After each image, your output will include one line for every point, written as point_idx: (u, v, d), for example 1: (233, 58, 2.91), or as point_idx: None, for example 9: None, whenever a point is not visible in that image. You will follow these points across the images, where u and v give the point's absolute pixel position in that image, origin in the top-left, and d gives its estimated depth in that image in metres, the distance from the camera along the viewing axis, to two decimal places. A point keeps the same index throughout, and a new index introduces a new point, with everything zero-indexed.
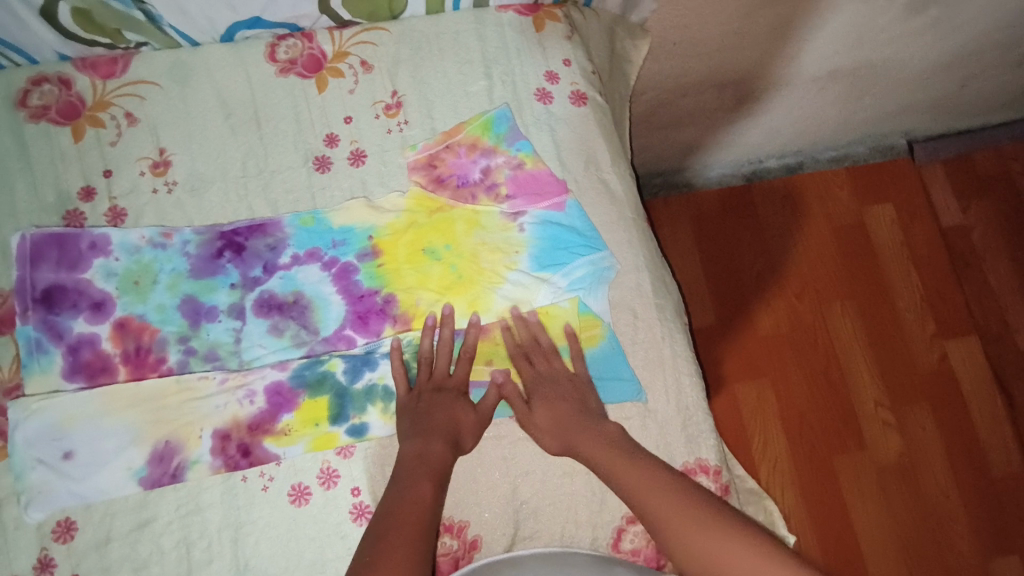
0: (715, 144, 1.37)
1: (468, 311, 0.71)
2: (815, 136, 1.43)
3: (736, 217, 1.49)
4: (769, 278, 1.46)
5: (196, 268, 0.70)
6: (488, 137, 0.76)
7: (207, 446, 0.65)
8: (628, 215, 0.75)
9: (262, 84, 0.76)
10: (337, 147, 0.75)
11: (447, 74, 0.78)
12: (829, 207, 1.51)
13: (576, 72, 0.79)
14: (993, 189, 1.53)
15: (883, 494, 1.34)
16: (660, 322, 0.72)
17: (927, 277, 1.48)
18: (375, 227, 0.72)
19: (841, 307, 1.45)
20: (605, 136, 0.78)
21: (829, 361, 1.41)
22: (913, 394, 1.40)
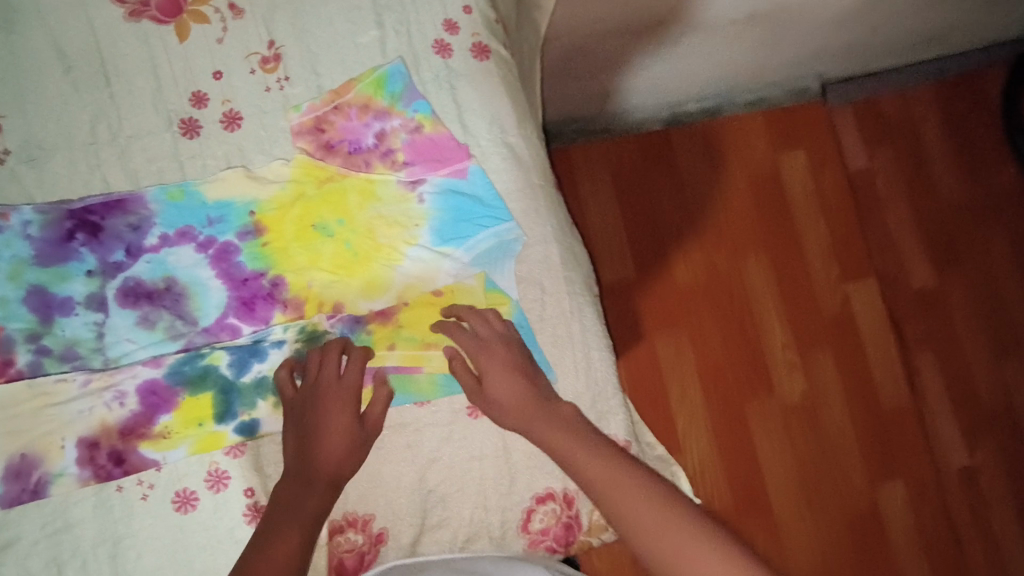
0: (632, 91, 1.33)
1: (366, 291, 0.65)
2: (732, 80, 1.41)
3: (655, 166, 1.48)
4: (684, 225, 1.48)
5: (43, 254, 0.60)
6: (381, 97, 0.68)
7: (72, 458, 0.58)
8: (536, 182, 0.71)
9: (109, 31, 0.64)
10: (206, 108, 0.65)
11: (331, 21, 0.69)
12: (743, 154, 1.52)
13: (477, 21, 0.72)
14: (899, 136, 1.57)
15: (787, 430, 1.43)
16: (569, 296, 0.69)
17: (834, 224, 1.52)
18: (255, 201, 0.64)
19: (754, 254, 1.48)
20: (510, 95, 0.72)
21: (739, 306, 1.46)
22: (817, 337, 1.47)
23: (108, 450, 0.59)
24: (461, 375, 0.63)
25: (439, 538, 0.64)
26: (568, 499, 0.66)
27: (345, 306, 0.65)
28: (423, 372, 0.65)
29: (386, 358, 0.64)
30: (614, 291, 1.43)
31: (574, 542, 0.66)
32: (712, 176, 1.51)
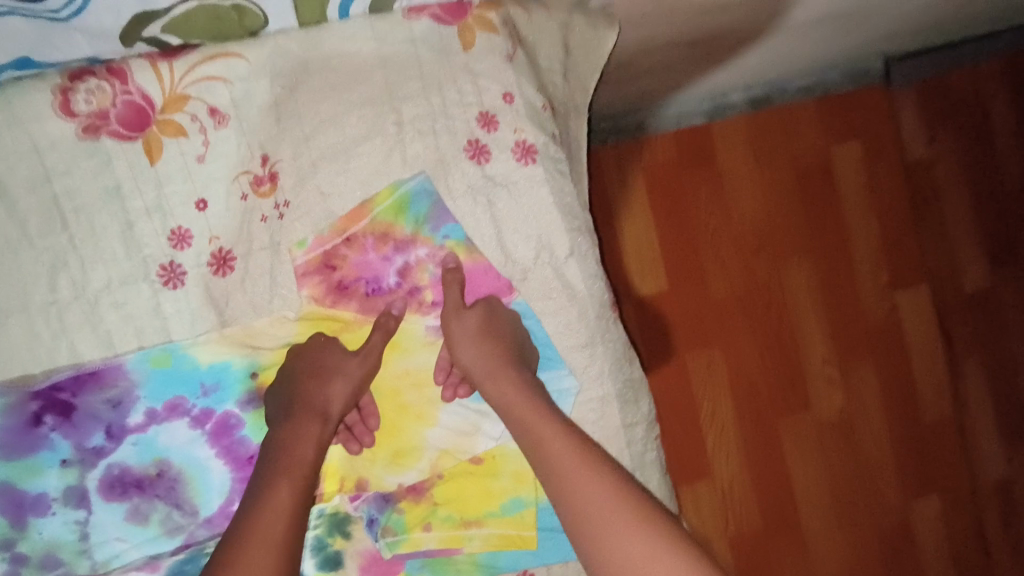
0: (660, 99, 1.07)
1: (393, 463, 0.56)
2: (790, 70, 1.10)
3: (692, 162, 1.15)
4: (724, 226, 1.18)
5: (7, 445, 0.50)
6: (404, 223, 0.56)
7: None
8: (591, 318, 0.58)
9: (59, 155, 0.51)
10: (189, 249, 0.53)
11: (339, 123, 0.55)
12: (796, 130, 1.19)
13: (521, 112, 0.57)
14: (966, 115, 1.22)
15: (818, 473, 1.21)
16: (627, 447, 0.60)
17: (889, 221, 1.23)
18: (257, 361, 0.54)
19: (798, 267, 1.20)
20: (561, 207, 0.58)
21: (783, 321, 1.20)
22: (855, 354, 1.23)
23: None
24: None
25: None
26: None
27: (370, 483, 0.55)
28: (463, 553, 0.56)
29: (422, 540, 0.56)
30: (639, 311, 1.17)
31: None
32: (766, 159, 1.18)
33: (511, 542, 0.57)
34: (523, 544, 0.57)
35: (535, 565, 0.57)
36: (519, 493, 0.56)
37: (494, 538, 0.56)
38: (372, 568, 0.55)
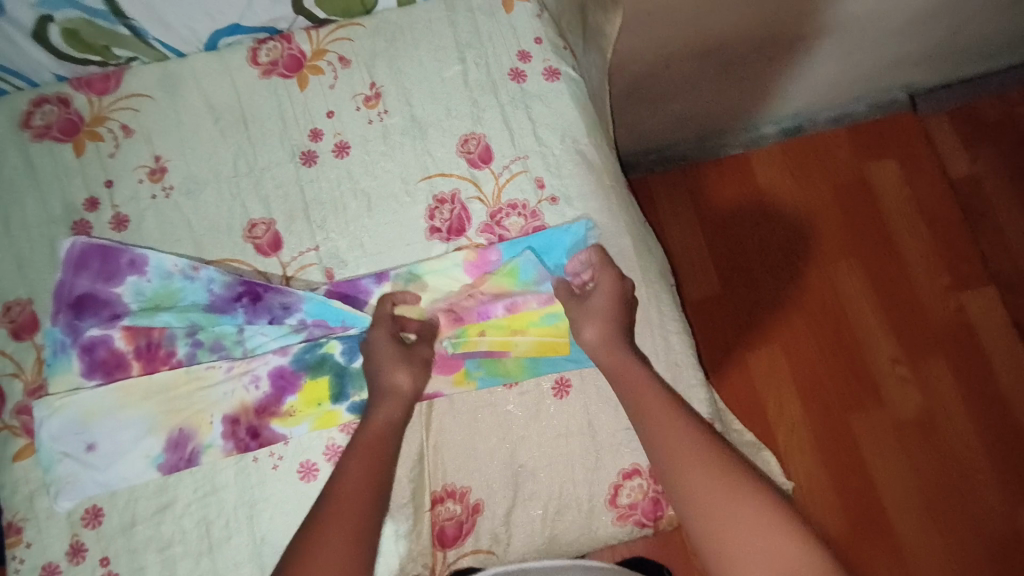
0: (694, 124, 1.35)
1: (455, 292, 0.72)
2: (812, 100, 1.38)
3: (735, 184, 1.44)
4: (772, 243, 1.42)
5: (214, 305, 0.72)
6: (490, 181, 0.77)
7: (217, 433, 0.69)
8: (607, 184, 0.77)
9: (247, 86, 0.79)
10: (321, 141, 0.78)
11: (422, 63, 0.81)
12: (827, 167, 1.45)
13: (547, 49, 0.82)
14: (993, 140, 1.47)
15: (893, 448, 1.30)
16: (644, 284, 0.74)
17: (936, 227, 1.42)
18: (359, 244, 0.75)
19: (847, 265, 1.40)
20: (580, 109, 0.80)
21: (840, 323, 1.37)
22: (911, 335, 1.36)
23: (246, 424, 0.69)
24: None
25: (531, 511, 0.69)
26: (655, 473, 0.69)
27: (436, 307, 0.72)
28: (510, 356, 0.71)
29: (476, 345, 0.71)
30: (702, 310, 1.38)
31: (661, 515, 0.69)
32: (804, 190, 1.44)
33: (548, 348, 0.71)
34: (558, 350, 0.71)
35: (570, 371, 0.71)
36: (552, 308, 0.72)
37: (535, 345, 0.71)
38: (439, 364, 0.71)
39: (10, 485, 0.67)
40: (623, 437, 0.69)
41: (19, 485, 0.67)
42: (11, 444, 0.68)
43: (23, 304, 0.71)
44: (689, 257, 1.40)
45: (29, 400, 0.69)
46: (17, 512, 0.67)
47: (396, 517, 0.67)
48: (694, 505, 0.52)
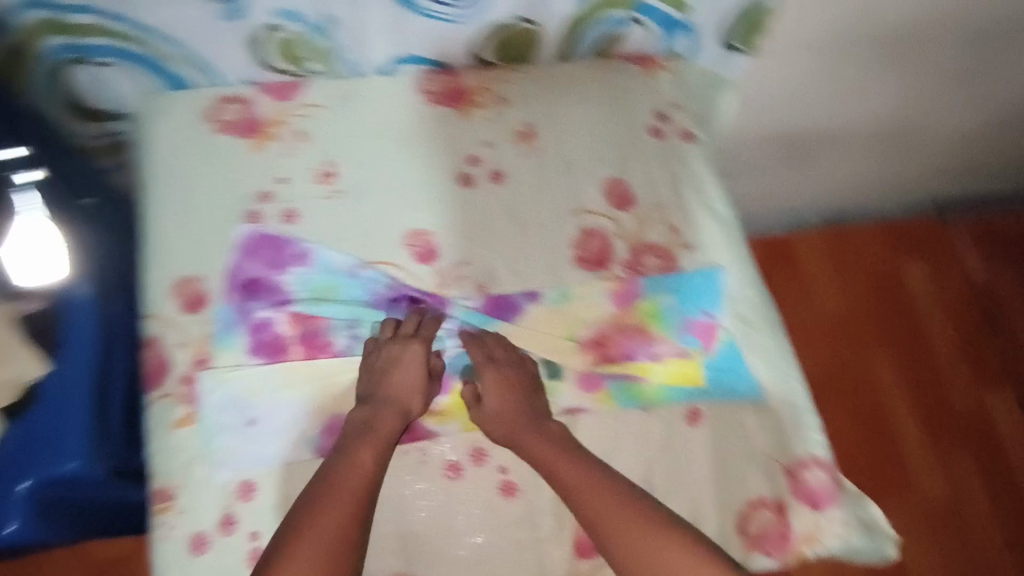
0: (751, 207, 1.46)
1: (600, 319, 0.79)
2: (854, 198, 1.51)
3: (779, 264, 1.54)
4: (813, 323, 1.50)
5: (375, 301, 0.77)
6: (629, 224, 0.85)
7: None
8: (734, 237, 0.85)
9: (415, 109, 0.85)
10: (479, 166, 0.85)
11: (573, 110, 0.89)
12: (864, 258, 1.56)
13: (683, 116, 0.92)
14: (1010, 252, 1.61)
15: (925, 534, 1.35)
16: (767, 331, 0.81)
17: (961, 325, 1.53)
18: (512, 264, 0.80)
19: (881, 352, 1.49)
20: (710, 170, 0.90)
21: (873, 405, 1.44)
22: (938, 423, 1.44)
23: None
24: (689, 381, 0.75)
25: None
26: (779, 506, 0.74)
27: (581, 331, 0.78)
28: (650, 382, 0.77)
29: (618, 367, 0.77)
30: None
31: (789, 549, 0.73)
32: (842, 276, 1.54)
33: (685, 378, 0.77)
34: (694, 380, 0.77)
35: (704, 401, 0.76)
36: (690, 338, 0.78)
37: (672, 373, 0.77)
38: (584, 383, 0.76)
39: (168, 452, 0.69)
40: (749, 468, 0.75)
41: (178, 453, 0.69)
42: (173, 412, 0.70)
43: (195, 281, 0.75)
44: None
45: (194, 371, 0.72)
46: (173, 479, 0.68)
47: (539, 522, 0.71)
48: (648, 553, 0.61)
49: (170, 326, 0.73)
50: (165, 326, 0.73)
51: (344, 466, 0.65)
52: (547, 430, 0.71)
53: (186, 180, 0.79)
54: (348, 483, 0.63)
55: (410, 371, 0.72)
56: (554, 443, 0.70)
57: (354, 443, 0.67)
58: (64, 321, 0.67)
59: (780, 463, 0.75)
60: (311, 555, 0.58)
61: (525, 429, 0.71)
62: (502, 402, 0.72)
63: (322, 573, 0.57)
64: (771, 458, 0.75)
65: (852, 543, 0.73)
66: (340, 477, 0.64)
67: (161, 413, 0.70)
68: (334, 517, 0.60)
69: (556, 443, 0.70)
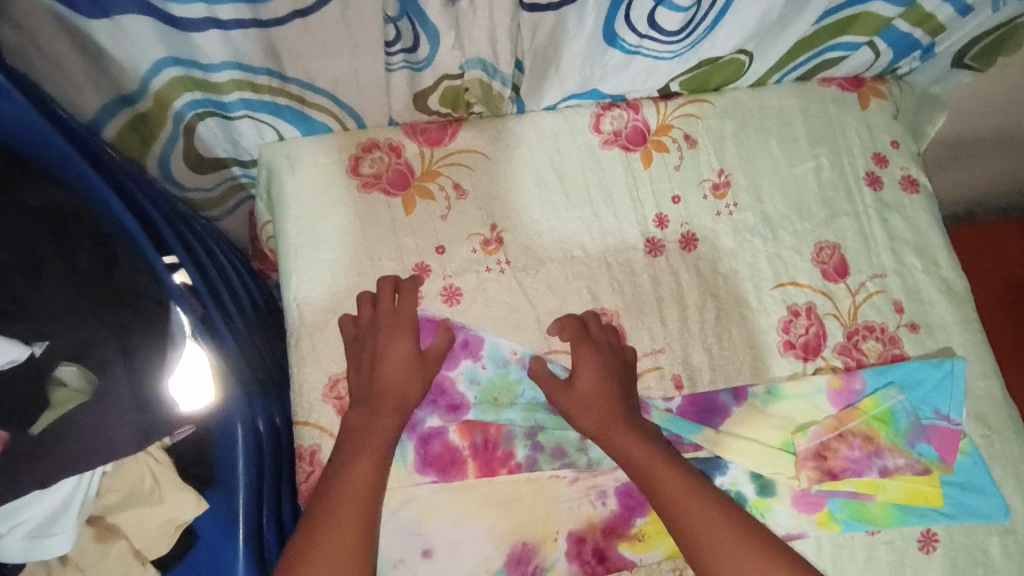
0: None
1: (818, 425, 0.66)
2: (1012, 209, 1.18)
3: None
4: None
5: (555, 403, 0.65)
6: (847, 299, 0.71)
7: (563, 551, 0.62)
8: (970, 316, 0.71)
9: (590, 157, 0.72)
10: (667, 228, 0.71)
11: (772, 154, 0.75)
12: None
13: (906, 156, 0.76)
14: None
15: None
16: (1015, 437, 0.68)
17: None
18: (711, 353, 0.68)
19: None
20: (938, 227, 0.74)
21: None
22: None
23: (592, 545, 0.63)
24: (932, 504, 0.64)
25: None
26: None
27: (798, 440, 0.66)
28: (876, 501, 0.65)
29: (842, 484, 0.65)
30: None
31: None
32: None
33: (919, 497, 0.65)
34: (931, 501, 0.65)
35: (939, 525, 0.65)
36: (926, 447, 0.66)
37: (904, 491, 0.65)
38: (801, 502, 0.65)
39: None
40: None
41: None
42: None
43: None
44: None
45: None
46: None
47: None
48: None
49: (327, 435, 0.63)
50: (321, 436, 0.62)
51: (349, 467, 0.57)
52: (641, 425, 0.62)
53: (328, 253, 0.67)
54: (353, 502, 0.55)
55: (394, 349, 0.62)
56: (647, 438, 0.61)
57: (372, 444, 0.58)
58: (218, 445, 0.57)
59: None
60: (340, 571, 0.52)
61: (620, 425, 0.61)
62: (594, 375, 0.63)
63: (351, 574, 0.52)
64: None
65: None
66: (350, 486, 0.56)
67: None
68: (354, 516, 0.55)
69: (646, 439, 0.61)
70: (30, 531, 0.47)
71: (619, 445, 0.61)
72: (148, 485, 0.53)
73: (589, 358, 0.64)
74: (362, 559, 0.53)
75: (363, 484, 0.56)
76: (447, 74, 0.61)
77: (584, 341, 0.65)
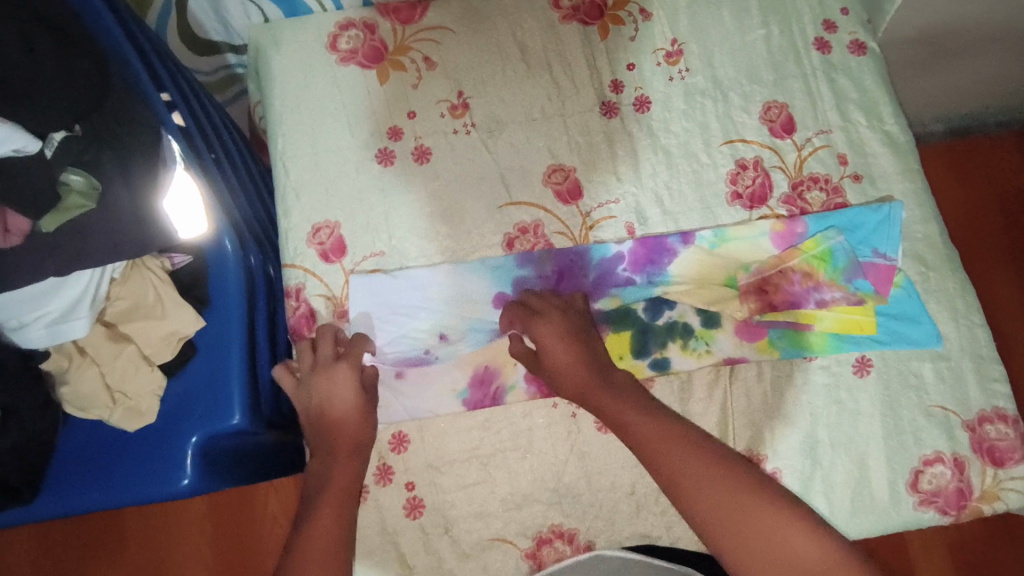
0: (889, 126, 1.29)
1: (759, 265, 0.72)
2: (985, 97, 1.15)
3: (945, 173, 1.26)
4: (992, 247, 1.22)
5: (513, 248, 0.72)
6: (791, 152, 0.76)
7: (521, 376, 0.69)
8: (911, 167, 0.76)
9: (549, 29, 0.78)
10: (622, 93, 0.77)
11: (724, 24, 0.79)
12: None
13: (854, 23, 0.79)
14: None
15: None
16: (950, 273, 0.73)
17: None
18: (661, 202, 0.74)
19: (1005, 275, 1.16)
20: (885, 86, 0.78)
21: None
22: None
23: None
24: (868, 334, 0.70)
25: (832, 485, 0.67)
26: (958, 463, 0.67)
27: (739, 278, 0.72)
28: (813, 331, 0.71)
29: (781, 315, 0.71)
30: None
31: (967, 508, 0.66)
32: None
33: (855, 326, 0.70)
34: (864, 328, 0.70)
35: (873, 351, 0.70)
36: (862, 282, 0.71)
37: (840, 321, 0.70)
38: (744, 332, 0.70)
39: None
40: (924, 421, 0.68)
41: None
42: None
43: (332, 227, 0.72)
44: None
45: (339, 321, 0.70)
46: None
47: None
48: (742, 523, 0.49)
49: (310, 274, 0.70)
50: (305, 275, 0.70)
51: (327, 466, 0.59)
52: (618, 381, 0.62)
53: (310, 119, 0.75)
54: (333, 489, 0.57)
55: (344, 398, 0.63)
56: (625, 394, 0.60)
57: (343, 423, 0.62)
58: (212, 274, 0.66)
59: (959, 418, 0.68)
60: (316, 547, 0.52)
61: (598, 389, 0.61)
62: (560, 349, 0.63)
63: (334, 557, 0.52)
64: (950, 410, 0.69)
65: None
66: (328, 478, 0.58)
67: None
68: (337, 501, 0.56)
69: (627, 397, 0.60)
70: (50, 320, 0.57)
71: (604, 407, 0.60)
72: (152, 298, 0.62)
73: (545, 329, 0.64)
74: (338, 532, 0.54)
75: (342, 476, 0.58)
76: None
77: (532, 320, 0.66)
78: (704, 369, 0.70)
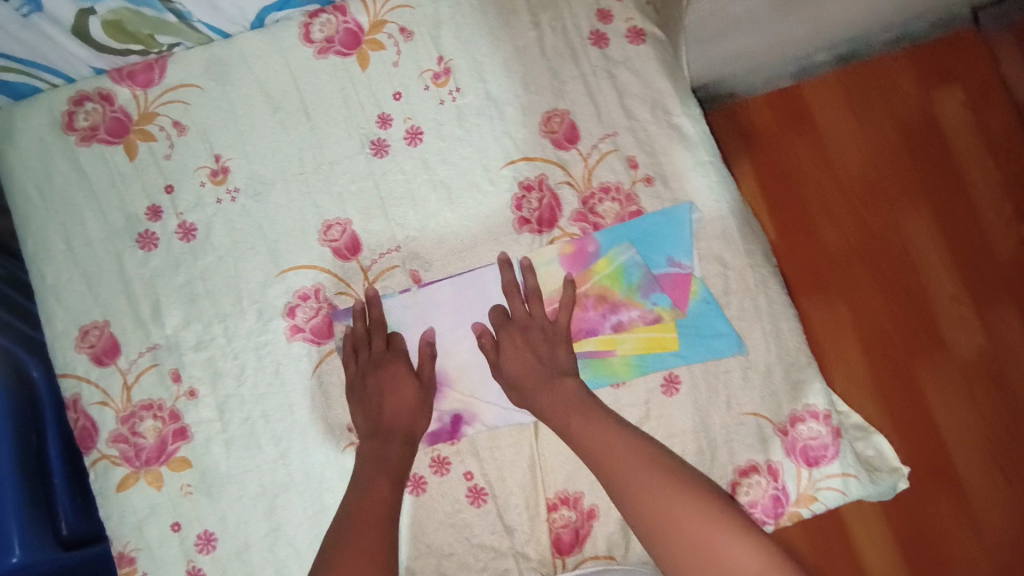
0: None
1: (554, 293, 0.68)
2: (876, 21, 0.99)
3: (853, 104, 1.06)
4: (917, 185, 1.04)
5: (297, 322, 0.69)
6: (576, 166, 0.70)
7: None
8: (706, 158, 0.70)
9: (303, 69, 0.72)
10: (391, 128, 0.71)
11: (493, 30, 0.72)
12: (965, 69, 1.06)
13: (631, 5, 0.72)
14: None
15: (986, 440, 0.99)
16: (750, 269, 0.69)
17: (1005, 159, 1.05)
18: (444, 243, 0.70)
19: (913, 208, 1.04)
20: (671, 73, 0.72)
21: (997, 281, 1.02)
22: (990, 290, 1.02)
23: (440, 419, 0.68)
24: (669, 345, 0.67)
25: None
26: (772, 470, 0.67)
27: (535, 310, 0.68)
28: (615, 356, 0.68)
29: (582, 345, 0.68)
30: (824, 277, 1.03)
31: (784, 513, 0.67)
32: (936, 108, 1.06)
33: (656, 344, 0.67)
34: (667, 345, 0.67)
35: (680, 367, 0.68)
36: (660, 297, 0.67)
37: (641, 342, 0.68)
38: None
39: (119, 515, 0.67)
40: (735, 433, 0.67)
41: (127, 514, 0.67)
42: (113, 473, 0.67)
43: (100, 328, 0.69)
44: (794, 215, 1.05)
45: (123, 428, 0.68)
46: (128, 542, 0.67)
47: (512, 525, 0.67)
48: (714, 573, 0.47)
49: (84, 382, 0.68)
50: (79, 384, 0.68)
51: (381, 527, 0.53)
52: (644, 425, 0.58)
53: (59, 212, 0.71)
54: None
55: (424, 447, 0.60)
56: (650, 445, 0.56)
57: None
58: None
59: (771, 424, 0.67)
60: None
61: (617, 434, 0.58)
62: None
63: None
64: (762, 416, 0.68)
65: (852, 494, 0.67)
66: None
67: (101, 476, 0.67)
68: None
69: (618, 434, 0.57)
70: None
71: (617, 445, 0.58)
72: None
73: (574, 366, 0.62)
74: None
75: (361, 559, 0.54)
76: (82, 9, 0.61)
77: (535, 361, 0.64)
78: (510, 415, 0.68)
